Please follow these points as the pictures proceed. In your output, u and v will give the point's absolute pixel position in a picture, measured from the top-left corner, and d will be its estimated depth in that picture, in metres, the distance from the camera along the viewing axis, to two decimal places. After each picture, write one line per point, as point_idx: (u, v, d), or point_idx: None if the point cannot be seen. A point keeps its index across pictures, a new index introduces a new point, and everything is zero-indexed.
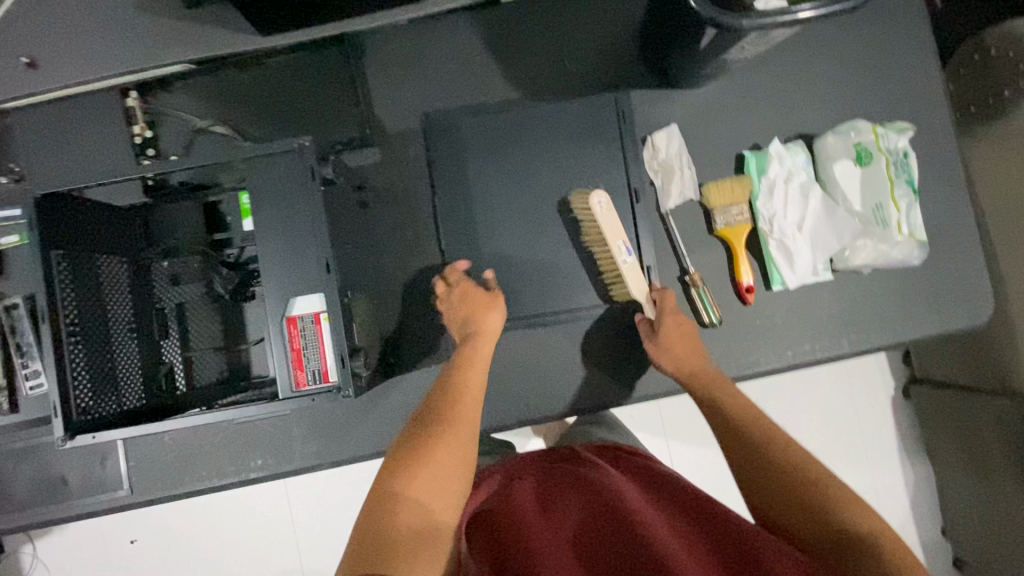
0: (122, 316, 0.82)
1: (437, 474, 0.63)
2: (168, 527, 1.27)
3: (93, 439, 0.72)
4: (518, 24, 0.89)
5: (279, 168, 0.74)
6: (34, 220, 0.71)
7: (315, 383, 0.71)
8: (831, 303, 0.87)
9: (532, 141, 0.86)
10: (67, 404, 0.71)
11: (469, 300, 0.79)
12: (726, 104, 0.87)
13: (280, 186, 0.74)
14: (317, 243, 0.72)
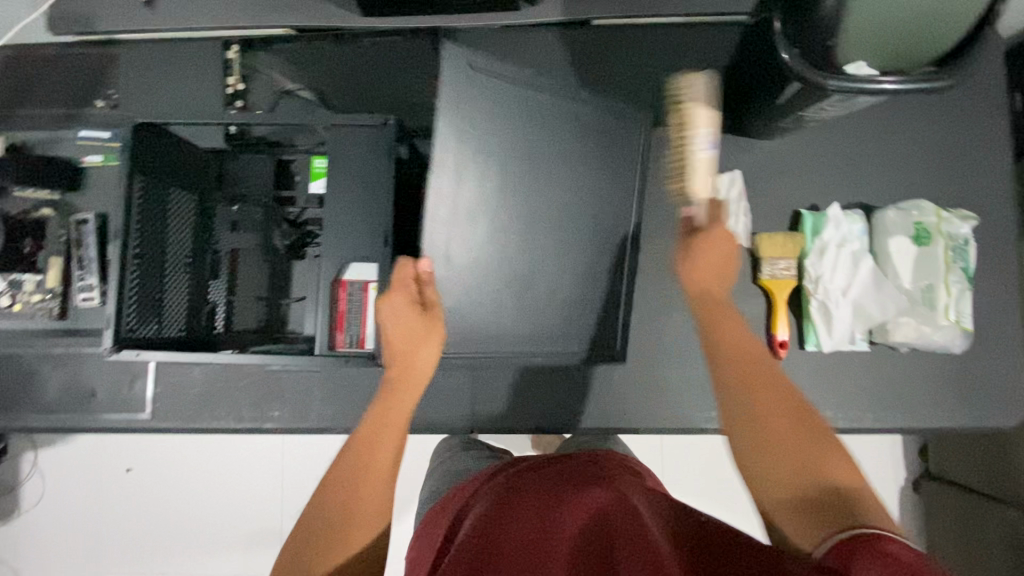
0: (182, 249, 0.86)
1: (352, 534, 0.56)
2: (165, 463, 1.30)
3: (138, 357, 0.76)
4: (605, 48, 0.93)
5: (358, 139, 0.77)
6: (129, 144, 0.77)
7: (351, 347, 0.74)
8: (862, 374, 0.87)
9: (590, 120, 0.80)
10: (118, 318, 0.76)
11: (405, 324, 0.70)
12: (792, 160, 0.88)
13: (356, 156, 0.77)
14: (380, 216, 0.75)
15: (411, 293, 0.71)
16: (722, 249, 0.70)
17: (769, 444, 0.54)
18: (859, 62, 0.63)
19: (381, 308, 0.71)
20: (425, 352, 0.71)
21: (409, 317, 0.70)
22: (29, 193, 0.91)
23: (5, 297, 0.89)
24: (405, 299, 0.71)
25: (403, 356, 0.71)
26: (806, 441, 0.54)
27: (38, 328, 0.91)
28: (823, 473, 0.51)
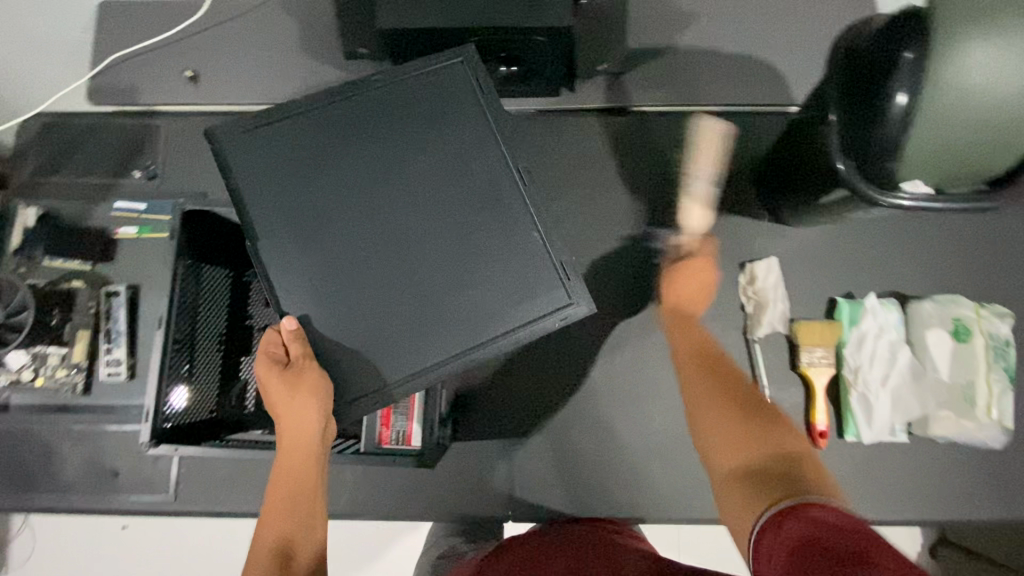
0: (215, 328, 0.84)
1: None
2: (167, 528, 1.24)
3: (172, 451, 0.74)
4: (643, 133, 0.95)
5: None
6: (177, 229, 0.76)
7: (398, 443, 0.73)
8: (900, 465, 0.86)
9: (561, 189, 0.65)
10: (156, 409, 0.74)
11: (273, 394, 0.61)
12: (828, 249, 0.90)
13: None
14: None
15: (274, 353, 0.62)
16: (703, 286, 0.80)
17: (727, 432, 0.58)
18: (915, 180, 0.64)
19: (258, 379, 0.63)
20: (303, 407, 0.59)
21: (273, 384, 0.60)
22: (61, 264, 0.91)
23: (29, 370, 0.86)
24: (268, 365, 0.62)
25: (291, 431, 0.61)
26: (745, 425, 0.58)
27: (57, 403, 0.89)
28: (767, 448, 0.54)
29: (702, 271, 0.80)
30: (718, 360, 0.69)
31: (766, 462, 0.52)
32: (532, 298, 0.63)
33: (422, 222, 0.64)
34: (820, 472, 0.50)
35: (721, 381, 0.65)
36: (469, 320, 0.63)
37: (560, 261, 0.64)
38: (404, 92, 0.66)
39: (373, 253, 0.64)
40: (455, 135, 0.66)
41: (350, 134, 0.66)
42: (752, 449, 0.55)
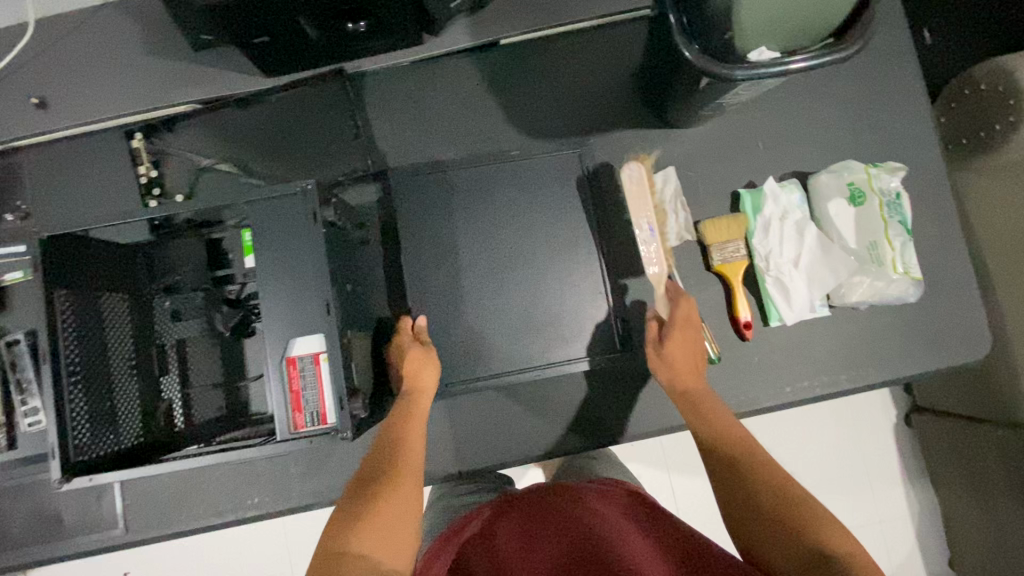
0: (122, 353, 0.82)
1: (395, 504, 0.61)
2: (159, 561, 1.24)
3: (89, 482, 0.72)
4: (519, 67, 0.92)
5: (281, 211, 0.71)
6: (40, 259, 0.72)
7: (313, 425, 0.69)
8: (829, 338, 0.88)
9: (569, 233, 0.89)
10: (64, 445, 0.72)
11: (407, 355, 0.79)
12: (721, 143, 0.89)
13: (284, 228, 0.71)
14: (320, 284, 0.70)
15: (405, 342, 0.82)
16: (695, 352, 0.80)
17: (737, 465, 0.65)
18: (761, 47, 0.63)
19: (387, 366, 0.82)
20: (427, 372, 0.79)
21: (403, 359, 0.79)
22: None
23: None
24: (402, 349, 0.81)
25: (422, 384, 0.78)
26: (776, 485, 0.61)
27: None
28: (801, 506, 0.58)
29: (694, 348, 0.80)
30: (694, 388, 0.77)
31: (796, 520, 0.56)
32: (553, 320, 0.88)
33: (478, 255, 0.88)
34: (840, 531, 0.55)
35: (724, 419, 0.72)
36: (504, 344, 0.88)
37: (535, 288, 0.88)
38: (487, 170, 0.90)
39: (436, 303, 0.88)
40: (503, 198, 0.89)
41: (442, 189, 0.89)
42: (779, 526, 0.57)
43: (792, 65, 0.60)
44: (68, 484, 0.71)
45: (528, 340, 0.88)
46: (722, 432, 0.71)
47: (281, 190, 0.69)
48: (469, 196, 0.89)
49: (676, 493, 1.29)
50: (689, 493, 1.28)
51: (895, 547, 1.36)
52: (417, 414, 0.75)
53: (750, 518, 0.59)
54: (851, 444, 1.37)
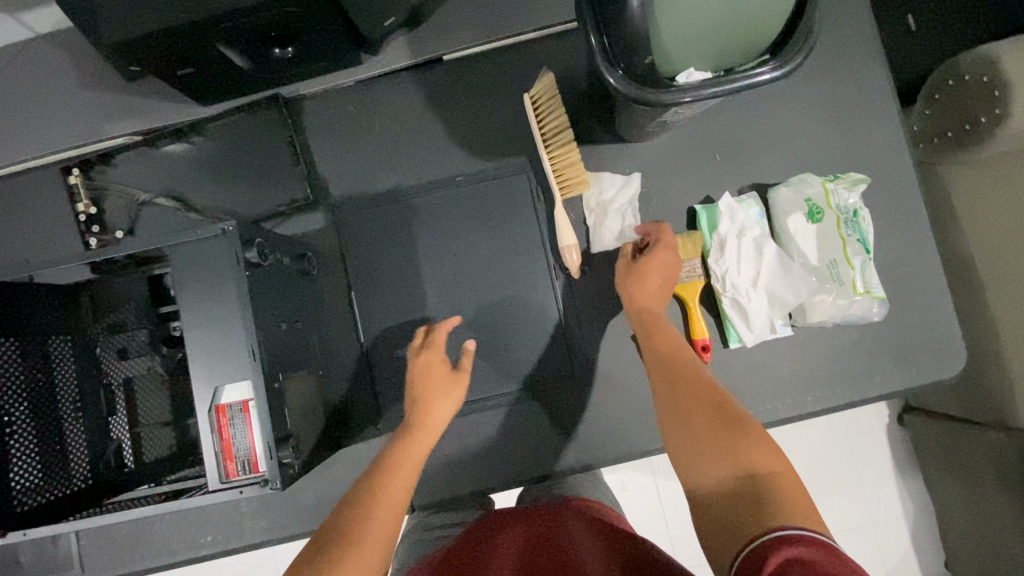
0: (64, 399, 0.81)
1: (373, 526, 0.60)
2: None
3: (25, 535, 0.72)
4: (461, 83, 0.88)
5: (203, 253, 0.69)
6: None
7: (245, 474, 0.68)
8: (793, 357, 0.84)
9: (519, 258, 0.87)
10: (1, 496, 0.72)
11: (429, 382, 0.77)
12: (675, 156, 0.85)
13: (208, 270, 0.69)
14: (246, 327, 0.67)
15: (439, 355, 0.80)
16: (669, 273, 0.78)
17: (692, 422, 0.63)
18: (690, 68, 0.59)
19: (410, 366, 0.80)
20: (443, 405, 0.76)
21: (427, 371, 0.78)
22: None
23: None
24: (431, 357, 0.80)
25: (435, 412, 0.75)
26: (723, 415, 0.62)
27: None
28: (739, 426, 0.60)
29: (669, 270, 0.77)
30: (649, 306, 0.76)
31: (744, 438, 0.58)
32: (508, 346, 0.87)
33: (433, 281, 0.87)
34: (780, 457, 0.56)
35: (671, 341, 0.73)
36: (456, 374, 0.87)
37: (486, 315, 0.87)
38: (435, 193, 0.88)
39: (387, 332, 0.87)
40: (453, 222, 0.87)
41: (393, 216, 0.88)
42: (726, 454, 0.58)
43: (754, 80, 0.56)
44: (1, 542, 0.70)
45: (479, 367, 0.87)
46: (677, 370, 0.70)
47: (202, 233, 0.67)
48: (418, 221, 0.88)
49: (664, 504, 1.24)
50: (675, 504, 1.24)
51: (890, 552, 1.31)
52: (418, 438, 0.72)
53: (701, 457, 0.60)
54: (841, 448, 1.33)
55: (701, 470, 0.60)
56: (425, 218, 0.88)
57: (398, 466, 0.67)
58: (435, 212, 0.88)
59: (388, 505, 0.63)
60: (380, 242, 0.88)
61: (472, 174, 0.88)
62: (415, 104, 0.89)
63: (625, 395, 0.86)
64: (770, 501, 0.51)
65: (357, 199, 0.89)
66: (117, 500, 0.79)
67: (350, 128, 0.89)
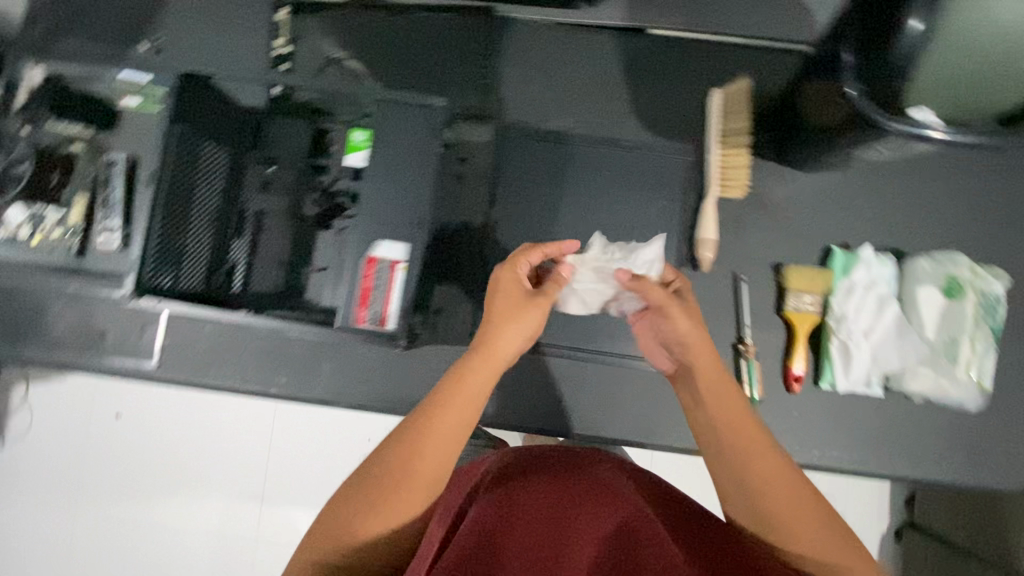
0: (206, 205, 0.85)
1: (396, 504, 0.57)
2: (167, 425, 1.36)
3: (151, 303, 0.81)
4: (658, 56, 0.91)
5: (406, 118, 0.75)
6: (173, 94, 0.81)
7: (371, 326, 0.73)
8: (872, 417, 0.86)
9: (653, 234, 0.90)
10: (141, 264, 0.81)
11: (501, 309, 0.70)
12: (829, 195, 0.88)
13: (401, 133, 0.75)
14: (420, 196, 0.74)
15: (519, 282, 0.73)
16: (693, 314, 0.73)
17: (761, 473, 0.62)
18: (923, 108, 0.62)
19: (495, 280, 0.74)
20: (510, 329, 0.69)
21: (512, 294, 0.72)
22: (61, 127, 0.92)
23: (27, 226, 0.89)
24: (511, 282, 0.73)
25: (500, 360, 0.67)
26: (785, 465, 0.62)
27: (50, 263, 0.90)
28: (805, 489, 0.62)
29: (677, 317, 0.71)
30: (682, 324, 0.71)
31: (813, 507, 0.60)
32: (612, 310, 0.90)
33: (566, 227, 0.90)
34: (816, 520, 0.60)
35: (716, 377, 0.69)
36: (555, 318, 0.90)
37: None
38: (596, 149, 0.91)
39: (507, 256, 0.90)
40: (603, 181, 0.91)
41: (552, 156, 0.91)
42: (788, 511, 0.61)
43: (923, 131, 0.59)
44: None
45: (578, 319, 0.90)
46: (729, 402, 0.67)
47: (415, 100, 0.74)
48: (571, 168, 0.91)
49: None
50: None
51: None
52: (450, 405, 0.62)
53: (758, 514, 0.61)
54: None
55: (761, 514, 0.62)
56: (579, 168, 0.91)
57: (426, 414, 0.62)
58: (590, 165, 0.91)
59: (401, 504, 0.57)
60: (530, 174, 0.91)
61: (636, 144, 0.91)
62: (606, 62, 0.92)
63: None
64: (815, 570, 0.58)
65: (524, 127, 0.92)
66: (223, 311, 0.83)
67: (540, 61, 0.93)
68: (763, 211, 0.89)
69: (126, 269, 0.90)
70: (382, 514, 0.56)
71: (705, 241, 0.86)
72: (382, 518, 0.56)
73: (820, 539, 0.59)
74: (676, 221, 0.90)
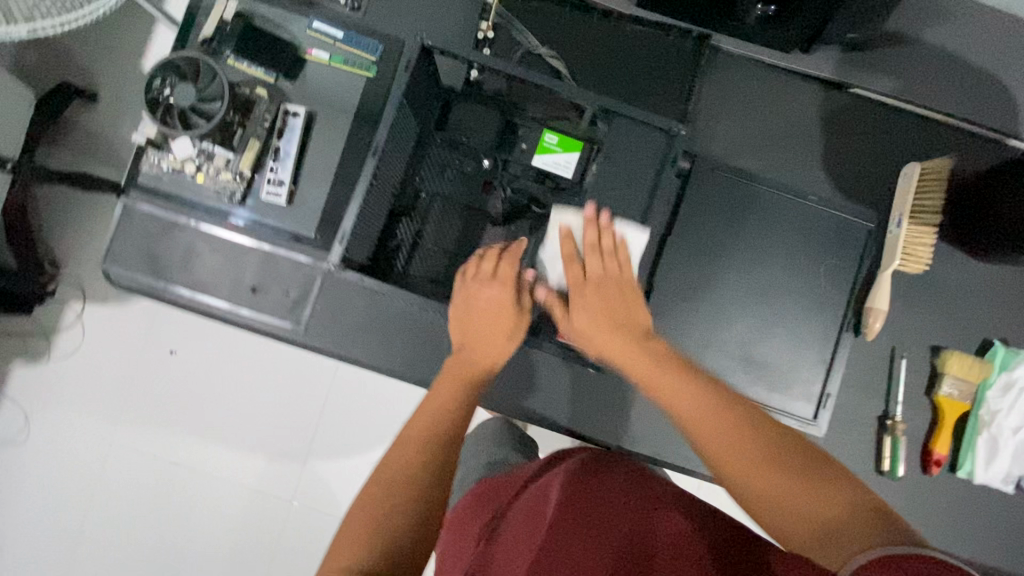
0: (392, 180, 0.83)
1: (402, 468, 0.62)
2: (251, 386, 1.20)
3: (350, 277, 0.78)
4: (860, 118, 0.91)
5: (639, 135, 0.80)
6: (413, 63, 0.77)
7: (570, 341, 0.81)
8: (1000, 513, 0.88)
9: (822, 294, 0.89)
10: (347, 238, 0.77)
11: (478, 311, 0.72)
12: (996, 289, 0.90)
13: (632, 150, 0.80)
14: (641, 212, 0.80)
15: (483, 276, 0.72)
16: (631, 290, 0.69)
17: (740, 458, 0.54)
18: None
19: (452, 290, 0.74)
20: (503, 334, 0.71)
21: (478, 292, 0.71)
22: (243, 67, 0.88)
23: (192, 163, 0.85)
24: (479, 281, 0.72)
25: (484, 347, 0.71)
26: (723, 404, 0.57)
27: (210, 206, 0.87)
28: (774, 442, 0.54)
29: (628, 301, 0.68)
30: (628, 306, 0.68)
31: (791, 471, 0.52)
32: (767, 361, 0.90)
33: (738, 269, 0.90)
34: (850, 492, 0.50)
35: (651, 341, 0.65)
36: (707, 357, 0.90)
37: (763, 325, 0.90)
38: (782, 197, 0.90)
39: (673, 288, 0.89)
40: (784, 231, 0.90)
41: (739, 197, 0.89)
42: (795, 486, 0.51)
43: None
44: (341, 271, 0.76)
45: (732, 363, 0.90)
46: (693, 386, 0.58)
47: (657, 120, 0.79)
48: (753, 210, 0.90)
49: None
50: None
51: None
52: (442, 385, 0.70)
53: (756, 499, 0.52)
54: None
55: (754, 500, 0.53)
56: (762, 213, 0.90)
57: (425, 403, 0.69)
58: (775, 213, 0.90)
59: (399, 472, 0.62)
60: (712, 210, 0.89)
61: (826, 200, 0.90)
62: (808, 112, 0.91)
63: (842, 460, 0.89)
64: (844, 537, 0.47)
65: (717, 160, 0.90)
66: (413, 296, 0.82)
67: (741, 98, 0.91)
68: (931, 292, 0.90)
69: (289, 228, 0.88)
70: (395, 477, 0.61)
71: (877, 311, 0.86)
72: (387, 481, 0.61)
73: (828, 516, 0.49)
74: (848, 285, 0.89)
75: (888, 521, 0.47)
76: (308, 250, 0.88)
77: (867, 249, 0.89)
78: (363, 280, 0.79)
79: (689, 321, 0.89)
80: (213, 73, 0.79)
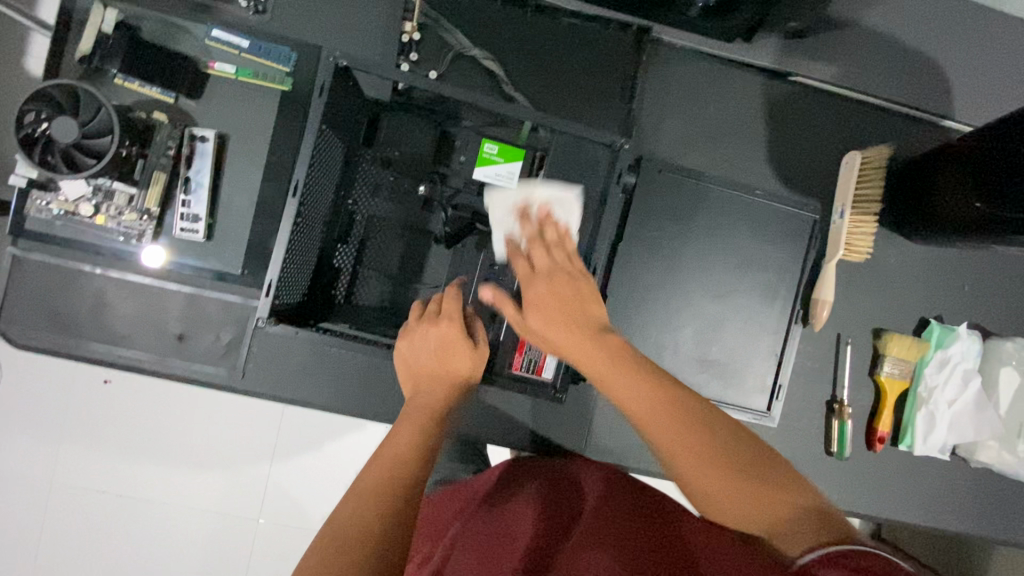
0: (321, 210, 0.75)
1: (361, 506, 0.53)
2: (183, 420, 1.08)
3: (287, 329, 0.70)
4: (800, 106, 0.90)
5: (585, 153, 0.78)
6: (327, 83, 0.68)
7: (526, 371, 0.79)
8: (937, 478, 0.94)
9: (773, 287, 0.90)
10: (279, 287, 0.69)
11: (440, 354, 0.69)
12: (931, 269, 0.93)
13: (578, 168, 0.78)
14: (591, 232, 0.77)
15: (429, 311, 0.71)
16: (578, 288, 0.63)
17: (706, 476, 0.51)
18: None
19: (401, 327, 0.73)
20: (461, 362, 0.69)
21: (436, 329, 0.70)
22: (135, 87, 0.77)
23: (87, 203, 0.75)
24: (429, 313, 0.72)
25: (442, 377, 0.69)
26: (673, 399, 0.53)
27: (118, 248, 0.79)
28: (716, 442, 0.52)
29: (570, 285, 0.63)
30: (578, 308, 0.62)
31: (735, 468, 0.51)
32: (724, 361, 0.89)
33: (692, 269, 0.88)
34: (797, 492, 0.50)
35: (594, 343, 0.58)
36: (669, 361, 0.88)
37: (720, 322, 0.89)
38: (731, 192, 0.88)
39: (629, 294, 0.87)
40: (734, 226, 0.88)
41: (689, 195, 0.87)
42: (747, 490, 0.50)
43: None
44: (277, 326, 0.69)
45: (690, 367, 0.89)
46: (641, 394, 0.54)
47: (603, 138, 0.75)
48: (704, 208, 0.88)
49: None
50: None
51: None
52: (403, 422, 0.64)
53: (700, 498, 0.52)
54: None
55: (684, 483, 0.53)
56: (713, 210, 0.88)
57: (386, 442, 0.62)
58: (725, 208, 0.88)
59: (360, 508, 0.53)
60: (663, 211, 0.87)
61: (773, 193, 0.89)
62: (751, 103, 0.89)
63: (798, 447, 0.91)
64: (791, 523, 0.48)
65: (664, 156, 0.88)
66: (360, 338, 0.77)
67: (686, 92, 0.88)
68: (873, 277, 0.92)
69: (212, 265, 0.80)
70: (354, 519, 0.52)
71: (824, 301, 0.86)
72: (344, 520, 0.52)
73: (783, 505, 0.49)
74: (796, 276, 0.90)
75: (830, 515, 0.48)
76: (237, 288, 0.81)
77: (813, 239, 0.89)
78: (303, 330, 0.72)
79: (646, 327, 0.88)
80: (97, 104, 0.69)
